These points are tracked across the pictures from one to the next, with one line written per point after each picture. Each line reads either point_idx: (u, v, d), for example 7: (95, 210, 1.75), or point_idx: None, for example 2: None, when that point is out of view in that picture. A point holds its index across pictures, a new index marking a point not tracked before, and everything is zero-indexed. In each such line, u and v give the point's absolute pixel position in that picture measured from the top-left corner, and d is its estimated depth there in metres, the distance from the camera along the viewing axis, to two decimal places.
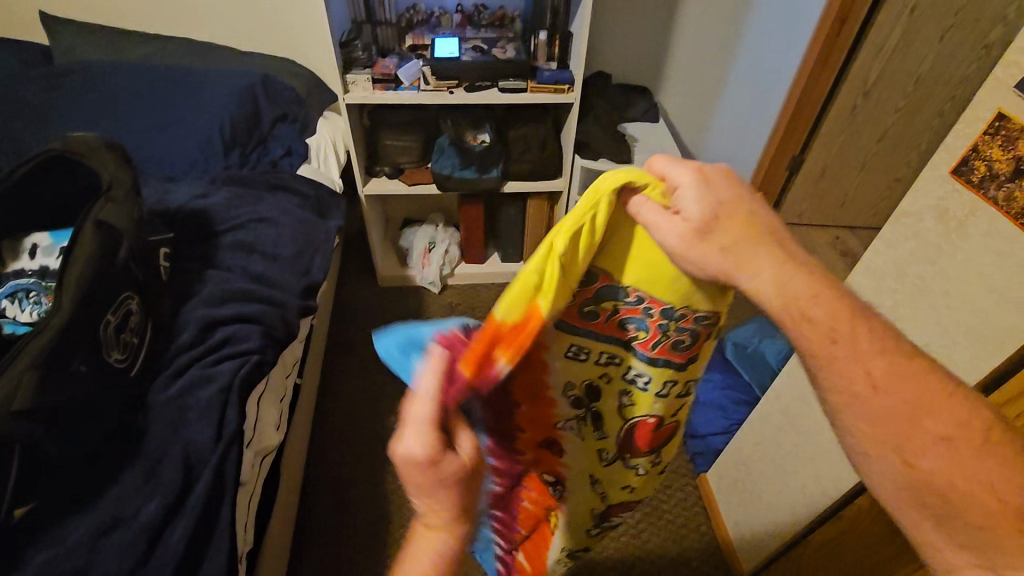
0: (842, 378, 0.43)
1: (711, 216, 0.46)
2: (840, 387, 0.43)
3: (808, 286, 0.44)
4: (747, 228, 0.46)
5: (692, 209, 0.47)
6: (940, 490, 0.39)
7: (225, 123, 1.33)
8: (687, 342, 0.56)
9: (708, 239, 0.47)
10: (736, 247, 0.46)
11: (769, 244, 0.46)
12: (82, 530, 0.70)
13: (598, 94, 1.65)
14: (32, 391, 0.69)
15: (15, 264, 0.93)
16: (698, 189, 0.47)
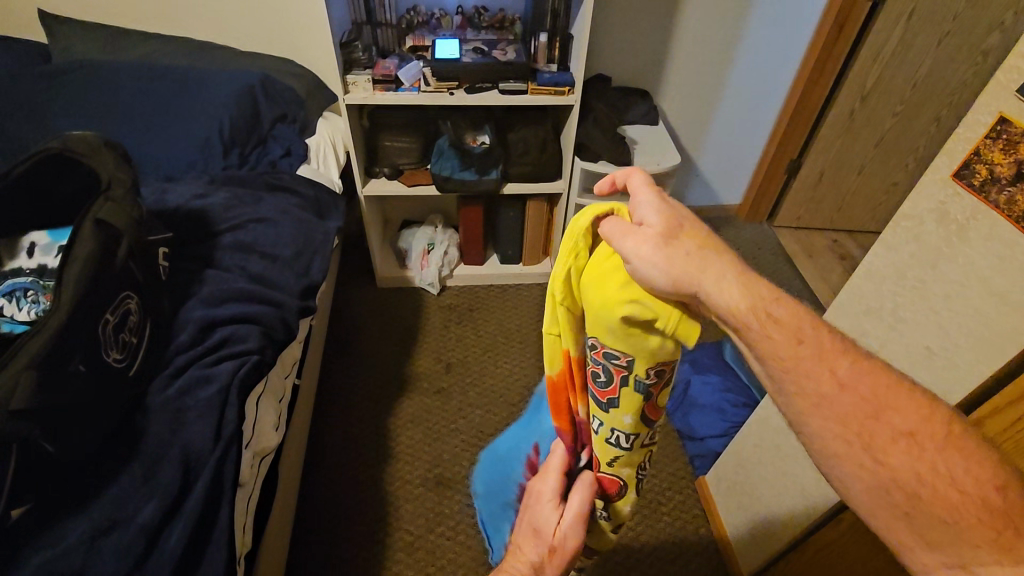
0: (803, 377, 0.41)
1: (672, 226, 0.44)
2: (808, 389, 0.41)
3: (770, 293, 0.43)
4: (707, 240, 0.44)
5: (654, 219, 0.44)
6: (911, 489, 0.38)
7: (225, 123, 1.33)
8: (602, 378, 0.50)
9: (672, 246, 0.43)
10: (700, 255, 0.42)
11: (728, 258, 0.43)
12: (79, 531, 0.70)
13: (598, 96, 1.65)
14: (30, 389, 0.68)
15: (13, 263, 0.92)
16: (658, 203, 0.45)
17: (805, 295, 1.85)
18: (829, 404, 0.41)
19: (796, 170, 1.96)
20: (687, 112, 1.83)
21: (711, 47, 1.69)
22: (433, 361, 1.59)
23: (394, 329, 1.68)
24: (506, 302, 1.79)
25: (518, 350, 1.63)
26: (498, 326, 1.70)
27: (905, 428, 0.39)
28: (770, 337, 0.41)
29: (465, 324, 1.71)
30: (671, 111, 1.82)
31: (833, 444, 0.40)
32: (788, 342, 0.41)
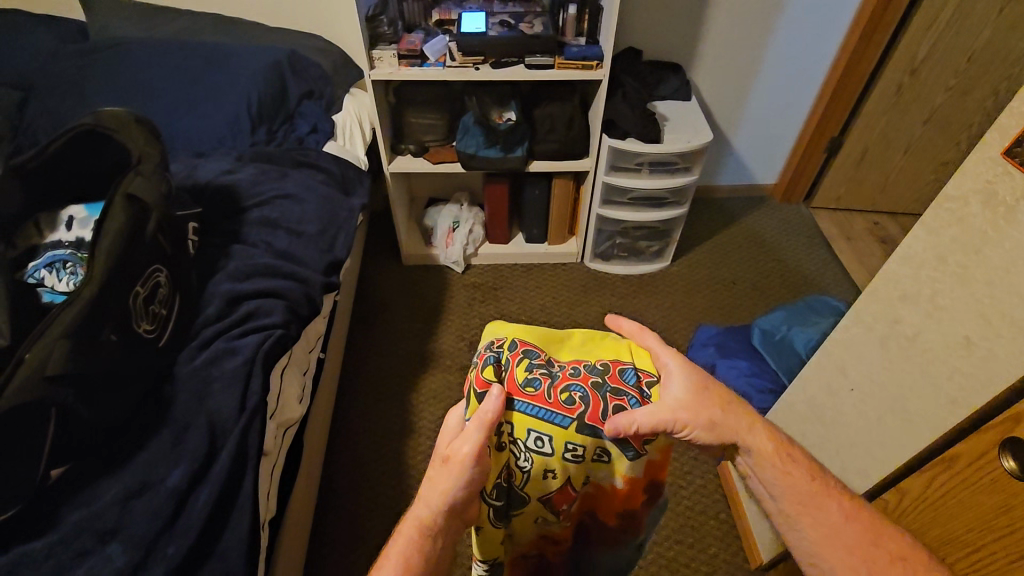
0: (815, 513, 0.57)
1: (700, 385, 0.57)
2: (824, 520, 0.56)
3: (791, 457, 0.59)
4: (730, 403, 0.59)
5: (682, 377, 0.57)
6: None
7: (253, 100, 1.35)
8: (540, 372, 0.54)
9: (700, 403, 0.56)
10: (722, 414, 0.57)
11: (745, 419, 0.59)
12: (113, 492, 0.73)
13: (629, 70, 1.60)
14: (64, 356, 0.71)
15: (53, 235, 0.95)
16: (683, 362, 0.58)
17: (841, 279, 1.78)
18: (841, 532, 0.56)
19: (837, 149, 1.87)
20: (722, 87, 1.76)
21: (748, 19, 1.61)
22: (456, 338, 1.60)
23: (417, 307, 1.69)
24: (530, 281, 1.78)
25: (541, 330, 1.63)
26: (521, 305, 1.70)
27: (898, 553, 0.55)
28: (780, 474, 0.58)
29: (490, 303, 1.71)
30: (705, 88, 1.75)
31: (832, 556, 0.55)
32: (788, 481, 0.57)
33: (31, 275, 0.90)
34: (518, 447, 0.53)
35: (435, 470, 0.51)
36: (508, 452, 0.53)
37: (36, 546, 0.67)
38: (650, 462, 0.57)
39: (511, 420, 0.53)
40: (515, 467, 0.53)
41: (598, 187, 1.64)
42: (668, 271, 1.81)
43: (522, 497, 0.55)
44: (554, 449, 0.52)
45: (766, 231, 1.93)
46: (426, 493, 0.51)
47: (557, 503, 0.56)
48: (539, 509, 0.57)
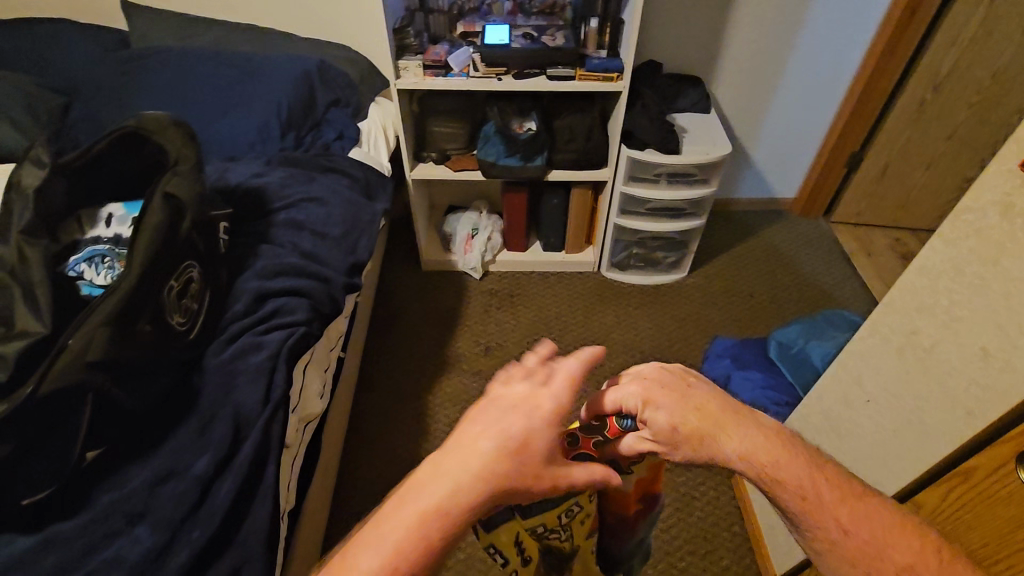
0: (813, 524, 0.44)
1: (672, 422, 0.46)
2: (821, 536, 0.44)
3: (777, 453, 0.44)
4: (701, 421, 0.45)
5: (656, 420, 0.47)
6: None
7: (283, 107, 1.40)
8: None
9: (677, 441, 0.46)
10: (703, 442, 0.45)
11: (720, 429, 0.45)
12: (142, 477, 0.76)
13: (649, 83, 1.62)
14: (103, 344, 0.75)
15: (92, 231, 1.00)
16: (650, 398, 0.47)
17: (860, 294, 1.78)
18: (846, 548, 0.44)
19: (857, 164, 1.87)
20: (742, 101, 1.77)
21: (769, 35, 1.63)
22: (472, 343, 1.63)
23: (436, 311, 1.72)
24: (546, 289, 1.80)
25: (555, 338, 1.65)
26: (537, 313, 1.72)
27: (905, 565, 0.43)
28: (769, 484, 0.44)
29: (506, 309, 1.73)
30: (725, 101, 1.77)
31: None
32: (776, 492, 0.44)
33: (71, 268, 0.94)
34: (547, 530, 0.58)
35: (497, 460, 0.38)
36: (538, 538, 0.59)
37: (69, 526, 0.71)
38: (643, 479, 0.61)
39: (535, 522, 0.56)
40: (549, 541, 0.60)
41: (615, 197, 1.65)
42: (684, 282, 1.82)
43: (564, 553, 0.63)
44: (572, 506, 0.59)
45: (784, 244, 1.93)
46: (507, 469, 0.38)
47: (589, 533, 0.65)
48: (581, 548, 0.66)
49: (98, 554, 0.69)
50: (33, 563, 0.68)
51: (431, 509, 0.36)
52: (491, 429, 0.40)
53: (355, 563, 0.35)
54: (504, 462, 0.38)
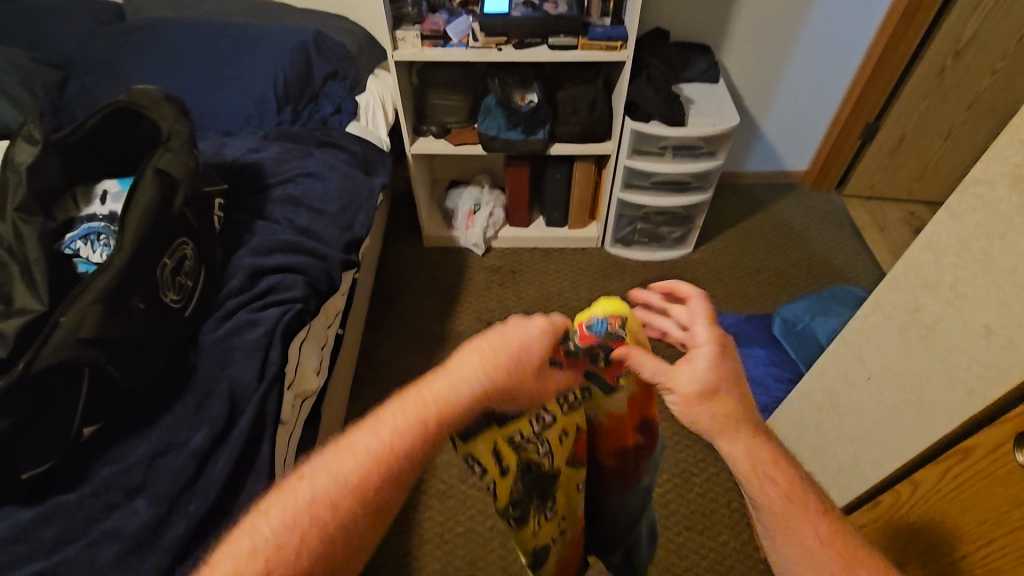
0: (789, 527, 0.46)
1: (714, 384, 0.50)
2: (797, 540, 0.46)
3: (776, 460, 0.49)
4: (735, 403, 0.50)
5: (700, 372, 0.50)
6: None
7: (279, 80, 1.37)
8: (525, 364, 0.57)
9: (709, 400, 0.49)
10: (729, 416, 0.49)
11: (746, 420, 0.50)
12: (140, 450, 0.78)
13: (655, 51, 1.57)
14: (96, 321, 0.74)
15: (88, 209, 0.99)
16: (707, 356, 0.51)
17: (869, 268, 1.74)
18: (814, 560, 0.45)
19: (872, 135, 1.81)
20: (753, 70, 1.71)
21: None
22: (474, 320, 1.62)
23: (438, 288, 1.71)
24: (549, 265, 1.79)
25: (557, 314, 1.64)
26: (540, 289, 1.71)
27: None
28: (762, 477, 0.47)
29: (508, 286, 1.72)
30: (735, 70, 1.71)
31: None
32: (767, 487, 0.47)
33: (68, 246, 0.95)
34: (532, 438, 0.61)
35: (496, 369, 0.48)
36: (521, 446, 0.61)
37: (69, 498, 0.72)
38: (635, 399, 0.65)
39: (516, 426, 0.59)
40: (531, 458, 0.63)
41: (619, 170, 1.62)
42: (689, 258, 1.79)
43: (545, 475, 0.65)
44: (555, 413, 0.62)
45: (793, 219, 1.89)
46: (498, 375, 0.48)
47: (574, 457, 0.68)
48: (565, 475, 0.68)
49: (97, 526, 0.71)
50: (36, 534, 0.69)
51: (433, 397, 0.45)
52: (486, 341, 0.49)
53: (360, 436, 0.43)
54: (496, 370, 0.48)
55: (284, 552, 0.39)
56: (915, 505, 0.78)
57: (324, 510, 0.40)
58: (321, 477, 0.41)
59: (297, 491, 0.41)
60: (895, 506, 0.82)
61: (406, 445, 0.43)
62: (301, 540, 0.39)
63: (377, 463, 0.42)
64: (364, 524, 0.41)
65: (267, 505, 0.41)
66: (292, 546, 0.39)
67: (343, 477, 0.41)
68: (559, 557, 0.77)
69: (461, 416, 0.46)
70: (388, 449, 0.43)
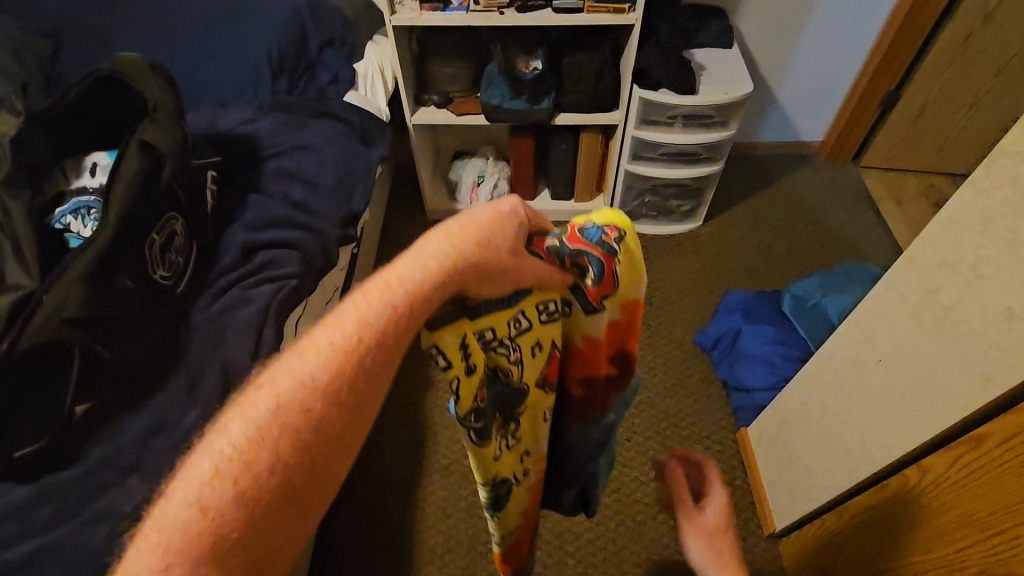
0: None
1: (721, 528, 0.48)
2: None
3: None
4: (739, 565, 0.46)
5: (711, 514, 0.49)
6: None
7: (274, 48, 1.33)
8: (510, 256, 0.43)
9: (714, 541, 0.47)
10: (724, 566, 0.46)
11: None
12: (135, 429, 0.77)
13: (666, 14, 1.49)
14: (80, 301, 0.74)
15: (78, 182, 0.97)
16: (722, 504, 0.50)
17: (884, 243, 1.69)
18: None
19: (893, 103, 1.73)
20: (770, 34, 1.63)
21: None
22: None
23: None
24: None
25: None
26: None
27: None
28: None
29: None
30: (751, 34, 1.62)
31: None
32: None
33: (58, 221, 0.92)
34: (505, 346, 0.47)
35: (476, 250, 0.32)
36: (491, 351, 0.47)
37: (64, 477, 0.72)
38: (616, 323, 0.57)
39: (489, 322, 0.44)
40: (501, 368, 0.49)
41: (627, 141, 1.56)
42: (698, 233, 1.74)
43: (515, 392, 0.53)
44: (534, 322, 0.49)
45: (807, 191, 1.82)
46: (475, 251, 0.32)
47: (545, 379, 0.56)
48: (535, 394, 0.57)
49: (92, 505, 0.71)
50: (30, 514, 0.69)
51: (391, 290, 0.27)
52: (457, 221, 0.33)
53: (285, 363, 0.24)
54: (478, 244, 0.32)
55: (196, 560, 0.21)
56: (926, 494, 0.76)
57: (229, 478, 0.22)
58: (245, 417, 0.23)
59: (200, 457, 0.22)
60: (905, 490, 0.80)
61: (369, 363, 0.25)
62: (218, 538, 0.21)
63: (325, 388, 0.24)
64: (329, 488, 0.25)
65: (160, 500, 0.22)
66: (204, 546, 0.21)
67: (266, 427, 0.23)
68: (516, 496, 0.67)
69: (434, 307, 0.29)
70: (333, 379, 0.24)
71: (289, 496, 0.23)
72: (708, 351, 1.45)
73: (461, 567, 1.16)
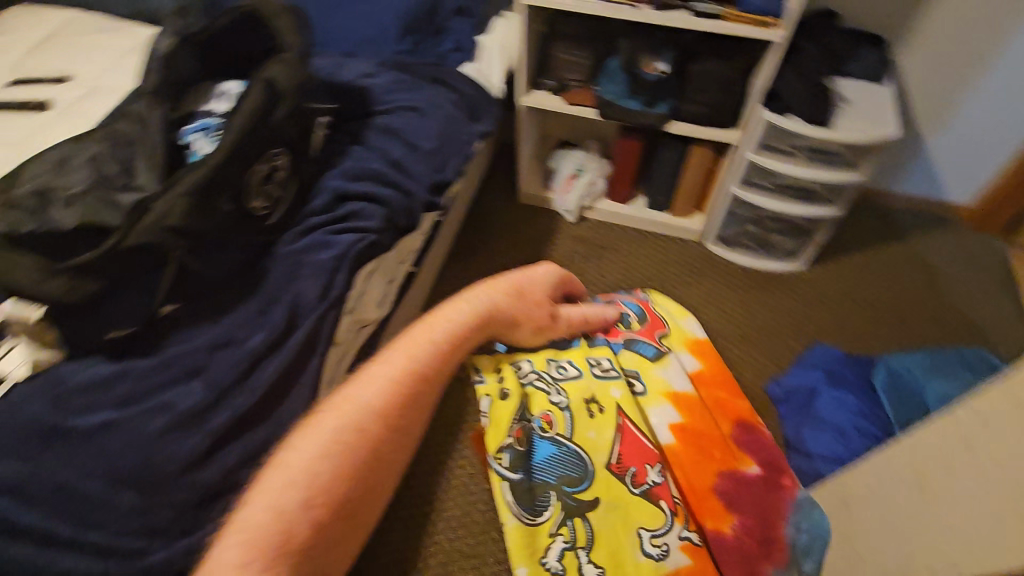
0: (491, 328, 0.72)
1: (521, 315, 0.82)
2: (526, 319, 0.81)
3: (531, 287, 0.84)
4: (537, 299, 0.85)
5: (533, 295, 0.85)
6: (506, 315, 0.76)
7: (407, 9, 1.37)
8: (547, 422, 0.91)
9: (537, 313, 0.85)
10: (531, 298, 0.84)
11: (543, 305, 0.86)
12: (206, 338, 0.84)
13: (812, 37, 1.38)
14: (184, 212, 0.80)
15: (207, 104, 1.04)
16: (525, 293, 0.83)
17: (1016, 334, 1.48)
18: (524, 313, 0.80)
19: None
20: (931, 78, 1.47)
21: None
22: None
23: (521, 246, 1.69)
24: (641, 248, 1.69)
25: None
26: (623, 271, 1.63)
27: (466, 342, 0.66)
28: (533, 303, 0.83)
29: (592, 260, 1.66)
30: (909, 73, 1.50)
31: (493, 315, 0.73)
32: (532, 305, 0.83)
33: (184, 137, 0.99)
34: (541, 381, 0.94)
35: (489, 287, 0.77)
36: (530, 387, 0.93)
37: (141, 364, 0.80)
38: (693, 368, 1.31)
39: (527, 359, 0.95)
40: (524, 391, 0.92)
41: (741, 164, 1.46)
42: (797, 275, 1.61)
43: (557, 460, 0.89)
44: (542, 372, 0.95)
45: (938, 257, 1.62)
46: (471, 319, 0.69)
47: (626, 466, 0.93)
48: (601, 480, 0.91)
49: (157, 396, 0.78)
50: (108, 388, 0.78)
51: (403, 365, 0.57)
52: (465, 304, 0.70)
53: (339, 412, 0.52)
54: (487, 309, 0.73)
55: (299, 519, 0.46)
56: None
57: (330, 468, 0.48)
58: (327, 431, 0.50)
59: (293, 458, 0.49)
60: None
61: (374, 422, 0.52)
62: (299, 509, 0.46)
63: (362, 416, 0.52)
64: (393, 453, 0.54)
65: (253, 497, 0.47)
66: (295, 520, 0.45)
67: (312, 460, 0.48)
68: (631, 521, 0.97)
69: (419, 374, 0.57)
70: (379, 405, 0.53)
71: (364, 453, 0.51)
72: (777, 403, 1.33)
73: (471, 544, 1.19)
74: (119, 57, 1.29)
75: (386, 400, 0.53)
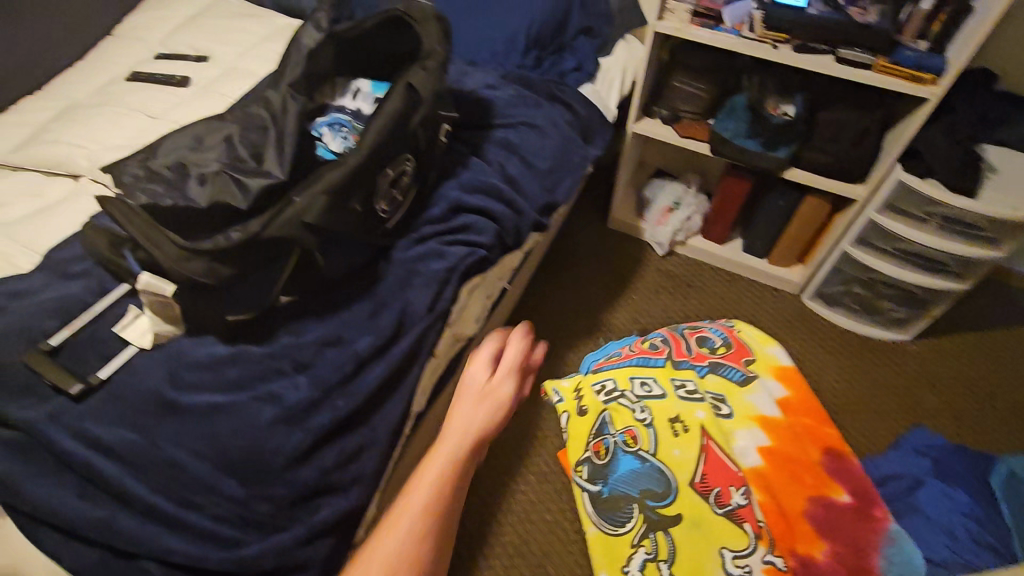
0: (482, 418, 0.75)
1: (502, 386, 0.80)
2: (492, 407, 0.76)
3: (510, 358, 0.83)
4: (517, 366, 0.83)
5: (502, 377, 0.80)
6: (477, 403, 0.77)
7: (535, 24, 1.35)
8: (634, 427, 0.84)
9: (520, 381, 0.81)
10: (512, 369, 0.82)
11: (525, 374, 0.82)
12: (316, 334, 0.84)
13: (964, 98, 1.28)
14: (321, 210, 0.80)
15: (340, 100, 1.07)
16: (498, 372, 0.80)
17: None
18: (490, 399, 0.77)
19: None
20: None
21: None
22: (628, 318, 1.55)
23: (605, 272, 1.65)
24: (731, 292, 1.62)
25: None
26: (709, 313, 1.57)
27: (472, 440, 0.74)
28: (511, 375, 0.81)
29: (677, 297, 1.60)
30: None
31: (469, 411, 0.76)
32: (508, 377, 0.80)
33: (315, 129, 1.01)
34: (626, 399, 0.88)
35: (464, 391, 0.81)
36: (617, 403, 0.88)
37: (255, 351, 0.81)
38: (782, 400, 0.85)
39: (611, 378, 0.92)
40: (603, 407, 0.88)
41: (859, 222, 1.37)
42: (901, 347, 1.49)
43: (628, 477, 0.79)
44: (625, 391, 0.89)
45: None
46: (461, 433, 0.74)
47: (712, 486, 0.76)
48: (690, 494, 0.76)
49: (266, 385, 0.79)
50: (223, 370, 0.79)
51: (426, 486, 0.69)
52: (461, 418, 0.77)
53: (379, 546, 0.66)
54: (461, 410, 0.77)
55: None
56: None
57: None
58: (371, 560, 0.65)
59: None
60: None
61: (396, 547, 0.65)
62: None
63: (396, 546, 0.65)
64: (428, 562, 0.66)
65: None
66: None
67: (395, 552, 0.64)
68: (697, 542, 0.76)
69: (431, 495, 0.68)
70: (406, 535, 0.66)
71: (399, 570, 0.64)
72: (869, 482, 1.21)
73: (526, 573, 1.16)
74: (257, 42, 1.34)
75: (405, 526, 0.66)
